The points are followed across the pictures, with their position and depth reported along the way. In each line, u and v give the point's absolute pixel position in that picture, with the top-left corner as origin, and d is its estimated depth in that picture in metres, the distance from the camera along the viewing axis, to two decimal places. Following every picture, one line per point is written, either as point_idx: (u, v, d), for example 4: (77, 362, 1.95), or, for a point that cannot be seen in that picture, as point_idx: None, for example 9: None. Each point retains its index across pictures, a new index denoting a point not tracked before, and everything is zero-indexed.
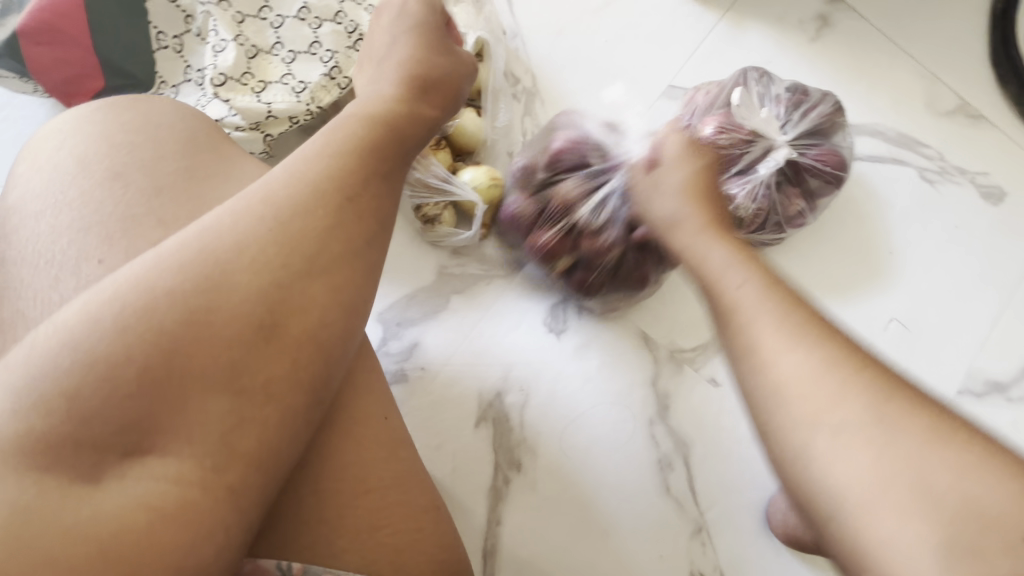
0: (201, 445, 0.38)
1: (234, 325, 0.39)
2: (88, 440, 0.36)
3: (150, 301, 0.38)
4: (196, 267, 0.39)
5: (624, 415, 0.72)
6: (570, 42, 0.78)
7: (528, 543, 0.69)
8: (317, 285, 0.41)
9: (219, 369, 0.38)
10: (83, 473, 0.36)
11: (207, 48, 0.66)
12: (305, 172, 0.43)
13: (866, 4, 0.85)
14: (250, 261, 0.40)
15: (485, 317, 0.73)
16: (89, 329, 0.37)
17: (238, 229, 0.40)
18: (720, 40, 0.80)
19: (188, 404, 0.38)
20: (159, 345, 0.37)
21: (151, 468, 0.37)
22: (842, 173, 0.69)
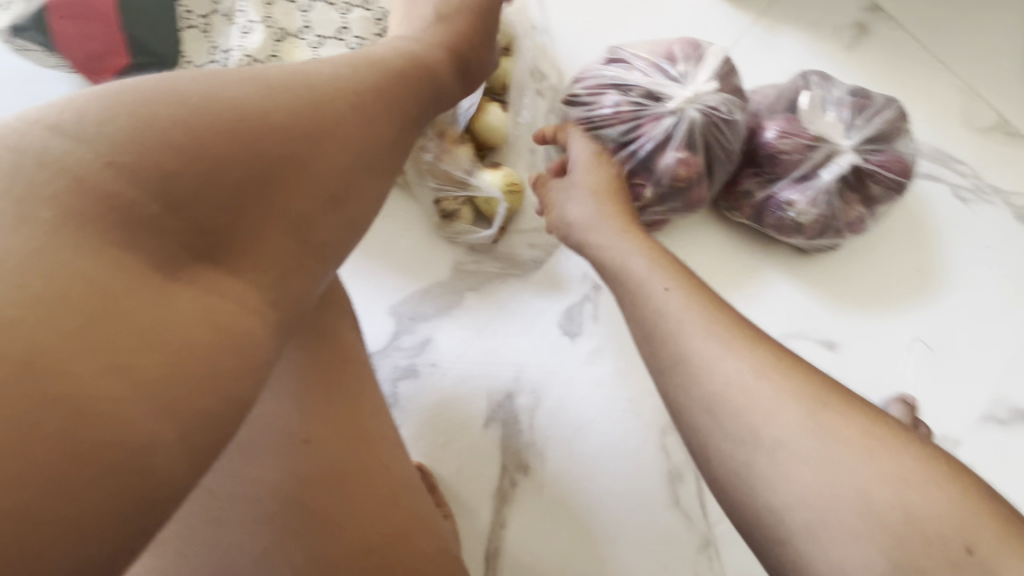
0: (261, 271, 0.38)
1: (314, 177, 0.40)
2: (164, 227, 0.35)
3: (245, 114, 0.38)
4: (298, 107, 0.40)
5: (636, 423, 0.71)
6: (599, 39, 0.76)
7: (531, 548, 0.67)
8: (372, 179, 0.43)
9: (291, 211, 0.39)
10: (151, 261, 0.35)
11: (234, 28, 0.66)
12: (386, 74, 0.46)
13: (905, 14, 0.82)
14: (339, 118, 0.41)
15: (500, 316, 0.72)
16: (174, 115, 0.36)
17: (332, 90, 0.42)
18: (753, 45, 0.78)
19: (259, 232, 0.38)
20: (243, 164, 0.37)
21: (221, 288, 0.37)
22: (906, 181, 0.67)
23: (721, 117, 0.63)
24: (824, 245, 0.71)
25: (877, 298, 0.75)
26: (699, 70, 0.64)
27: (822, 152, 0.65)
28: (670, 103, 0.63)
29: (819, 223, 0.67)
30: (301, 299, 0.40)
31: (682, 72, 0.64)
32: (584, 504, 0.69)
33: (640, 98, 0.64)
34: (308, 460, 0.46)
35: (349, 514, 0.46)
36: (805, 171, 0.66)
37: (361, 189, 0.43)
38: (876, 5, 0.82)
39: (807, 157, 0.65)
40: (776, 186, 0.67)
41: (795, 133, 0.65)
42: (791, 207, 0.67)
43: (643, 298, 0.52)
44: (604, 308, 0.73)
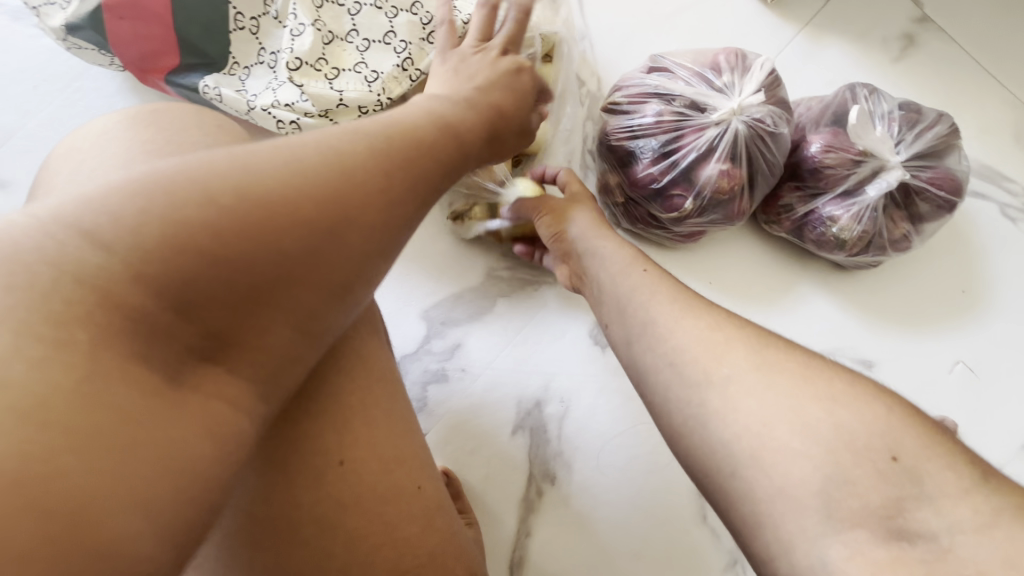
0: (267, 372, 0.37)
1: (330, 275, 0.37)
2: (172, 335, 0.34)
3: (260, 213, 0.35)
4: (317, 201, 0.37)
5: (665, 437, 0.70)
6: (640, 46, 0.75)
7: (556, 559, 0.67)
8: (379, 261, 0.40)
9: (295, 305, 0.37)
10: (157, 369, 0.34)
11: (284, 30, 0.66)
12: (422, 148, 0.42)
13: (957, 26, 0.80)
14: (360, 208, 0.38)
15: (531, 324, 0.71)
16: (186, 213, 0.34)
17: (360, 178, 0.38)
18: (797, 55, 0.77)
19: (270, 331, 0.36)
20: (249, 261, 0.35)
21: (231, 392, 0.36)
22: (956, 199, 0.65)
23: (766, 130, 0.62)
24: (866, 261, 0.69)
25: (918, 319, 0.73)
26: (745, 81, 0.63)
27: (870, 167, 0.63)
28: (714, 115, 0.62)
29: (863, 239, 0.65)
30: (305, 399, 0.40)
31: (727, 84, 0.63)
32: (610, 518, 0.68)
33: (683, 108, 0.63)
34: (339, 482, 0.45)
35: (379, 536, 0.46)
36: (850, 187, 0.64)
37: (377, 278, 0.40)
38: (926, 17, 0.79)
39: (852, 172, 0.64)
40: (818, 202, 0.66)
41: (841, 147, 0.64)
42: (835, 222, 0.65)
43: (661, 332, 0.49)
44: None
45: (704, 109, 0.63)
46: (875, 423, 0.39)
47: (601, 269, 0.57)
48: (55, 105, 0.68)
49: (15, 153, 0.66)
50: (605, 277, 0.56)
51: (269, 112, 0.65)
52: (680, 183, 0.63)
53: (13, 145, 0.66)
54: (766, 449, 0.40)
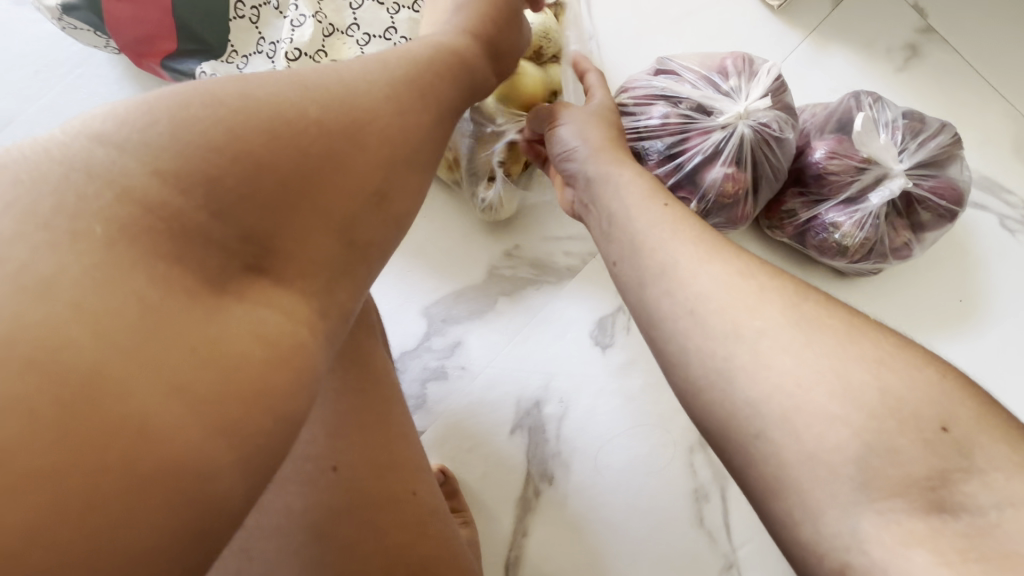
0: (311, 272, 0.36)
1: (357, 175, 0.38)
2: (213, 237, 0.34)
3: (290, 117, 0.36)
4: (339, 104, 0.38)
5: (663, 440, 0.70)
6: (647, 49, 0.75)
7: (552, 560, 0.67)
8: (412, 175, 0.41)
9: (336, 215, 0.37)
10: (207, 280, 0.34)
11: (284, 22, 0.66)
12: (432, 63, 0.44)
13: (961, 38, 0.80)
14: (382, 114, 0.40)
15: (532, 322, 0.71)
16: (221, 122, 0.35)
17: (376, 88, 0.40)
18: (802, 63, 0.77)
19: (307, 237, 0.36)
20: (291, 163, 0.36)
21: (275, 295, 0.35)
22: (958, 208, 0.65)
23: (772, 135, 0.62)
24: (868, 269, 0.69)
25: (915, 327, 0.74)
26: (753, 85, 0.63)
27: (873, 175, 0.63)
28: (721, 118, 0.62)
29: (865, 246, 0.65)
30: (345, 306, 0.38)
31: (734, 88, 0.64)
32: (606, 521, 0.68)
33: (689, 110, 0.63)
34: (336, 487, 0.45)
35: (375, 542, 0.44)
36: (853, 194, 0.65)
37: (408, 182, 0.41)
38: (930, 28, 0.80)
39: (856, 179, 0.64)
40: (821, 208, 0.66)
41: (845, 154, 0.64)
42: (837, 229, 0.65)
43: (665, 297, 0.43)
44: None
45: (711, 113, 0.63)
46: (916, 396, 0.35)
47: (616, 200, 0.53)
48: (55, 91, 0.67)
49: (14, 139, 0.66)
50: (621, 209, 0.51)
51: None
52: (680, 189, 0.63)
53: (13, 132, 0.66)
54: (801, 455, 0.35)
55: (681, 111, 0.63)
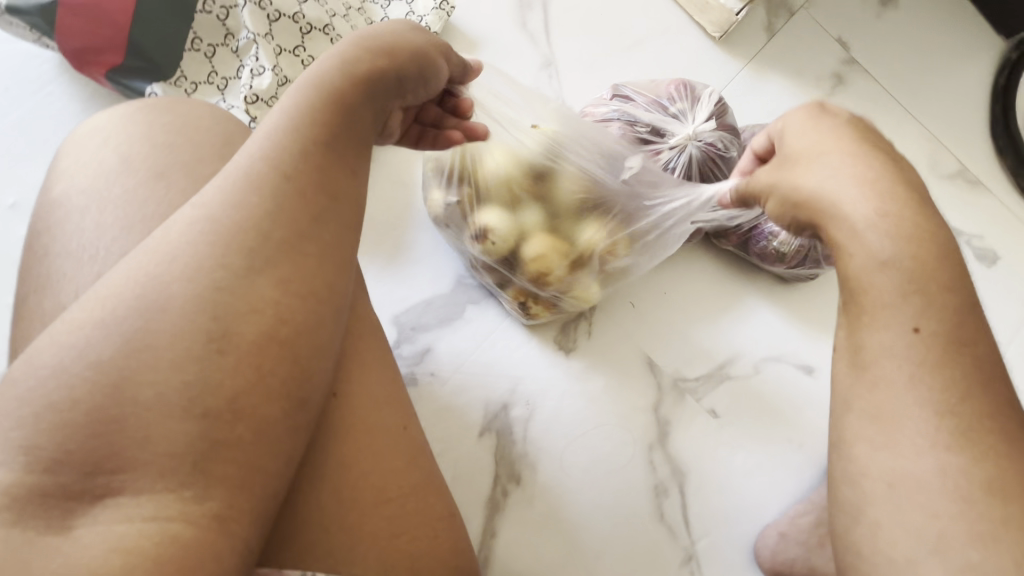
0: (168, 470, 0.36)
1: (175, 342, 0.37)
2: (50, 488, 0.35)
3: (97, 340, 0.36)
4: (145, 289, 0.38)
5: (625, 438, 0.74)
6: (601, 74, 0.81)
7: (520, 557, 0.69)
8: (260, 280, 0.39)
9: (176, 395, 0.36)
10: (53, 521, 0.34)
11: (241, 67, 0.63)
12: (246, 176, 0.41)
13: (879, 68, 0.90)
14: (189, 275, 0.38)
15: (498, 330, 0.74)
16: (48, 363, 0.37)
17: (185, 240, 0.40)
18: (740, 89, 0.85)
19: (150, 435, 0.36)
20: (111, 380, 0.36)
21: (137, 500, 0.35)
22: None
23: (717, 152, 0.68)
24: (807, 274, 0.76)
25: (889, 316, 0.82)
26: (697, 109, 0.69)
27: None
28: (673, 140, 0.68)
29: (800, 253, 0.72)
30: (227, 478, 0.37)
31: (680, 111, 0.70)
32: (572, 518, 0.71)
33: (644, 131, 0.69)
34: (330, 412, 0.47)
35: (365, 463, 0.47)
36: None
37: (250, 306, 0.39)
38: (853, 58, 0.89)
39: None
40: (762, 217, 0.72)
41: None
42: (774, 237, 0.72)
43: None
44: (598, 325, 0.76)
45: (663, 135, 0.69)
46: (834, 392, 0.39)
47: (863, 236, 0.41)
48: (24, 109, 0.67)
49: None
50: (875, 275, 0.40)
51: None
52: None
53: None
54: None
55: (641, 132, 0.69)
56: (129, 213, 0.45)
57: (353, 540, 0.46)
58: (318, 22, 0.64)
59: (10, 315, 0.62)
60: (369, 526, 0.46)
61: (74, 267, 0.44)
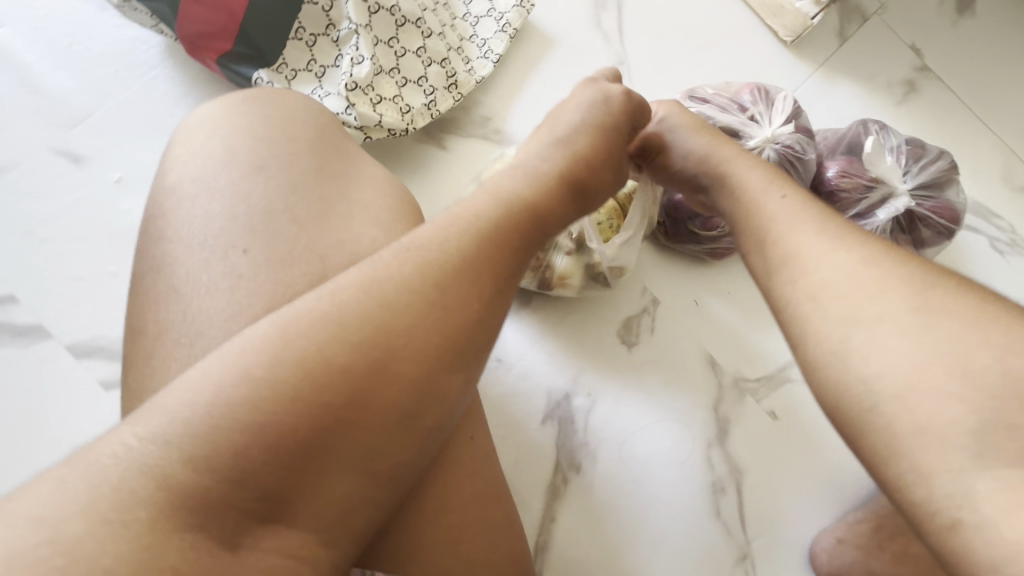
0: (322, 515, 0.40)
1: (379, 411, 0.40)
2: (234, 502, 0.38)
3: (312, 384, 0.39)
4: (362, 345, 0.40)
5: (684, 435, 0.74)
6: (672, 75, 0.82)
7: (578, 545, 0.70)
8: (457, 377, 0.43)
9: (360, 455, 0.40)
10: (225, 537, 0.37)
11: (340, 56, 0.65)
12: (466, 264, 0.45)
13: (953, 76, 0.89)
14: (410, 353, 0.41)
15: (563, 324, 0.76)
16: (248, 387, 0.38)
17: (401, 309, 0.42)
18: (810, 93, 0.85)
19: (326, 482, 0.40)
20: (318, 421, 0.39)
21: (285, 536, 0.39)
22: (955, 227, 0.71)
23: (795, 155, 0.67)
24: None
25: None
26: (773, 112, 0.69)
27: (880, 193, 0.69)
28: (750, 142, 0.67)
29: None
30: (358, 529, 0.42)
31: (757, 113, 0.69)
32: (631, 510, 0.72)
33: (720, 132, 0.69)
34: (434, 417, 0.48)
35: (461, 474, 0.49)
36: (862, 210, 0.70)
37: (440, 396, 0.43)
38: (927, 67, 0.88)
39: (865, 197, 0.70)
40: None
41: (855, 174, 0.70)
42: None
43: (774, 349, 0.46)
44: (661, 321, 0.77)
45: (740, 136, 0.69)
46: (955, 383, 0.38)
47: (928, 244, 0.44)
48: (132, 89, 0.71)
49: (91, 131, 0.70)
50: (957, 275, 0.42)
51: None
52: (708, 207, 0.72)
53: (88, 125, 0.70)
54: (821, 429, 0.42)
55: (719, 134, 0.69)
56: (232, 207, 0.47)
57: (418, 545, 0.47)
58: (411, 15, 0.68)
59: (114, 283, 0.67)
60: (436, 531, 0.47)
61: (184, 252, 0.46)
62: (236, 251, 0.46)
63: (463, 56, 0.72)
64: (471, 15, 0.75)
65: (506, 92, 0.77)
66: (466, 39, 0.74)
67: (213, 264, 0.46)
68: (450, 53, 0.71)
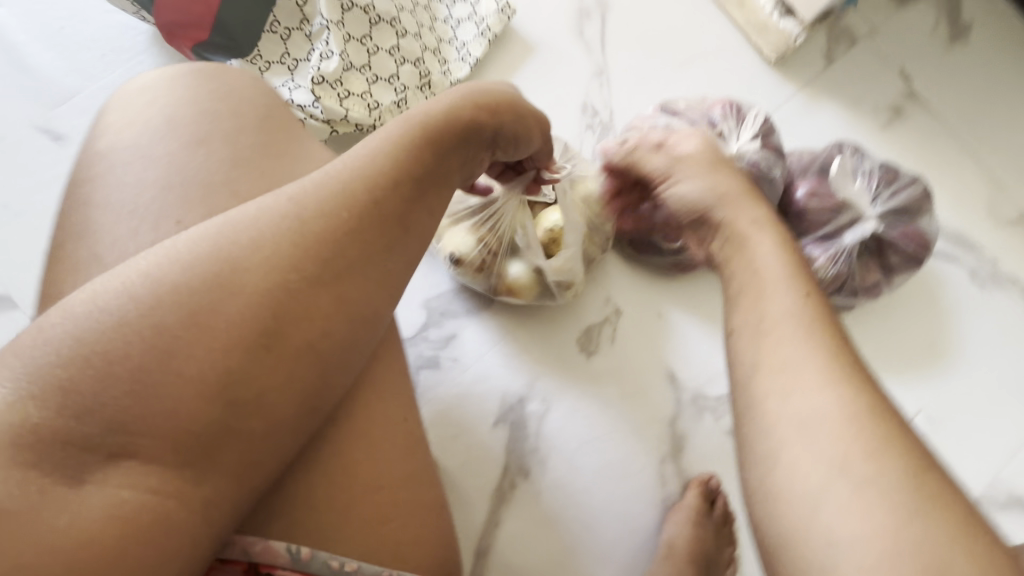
0: (178, 446, 0.38)
1: (233, 330, 0.40)
2: (74, 435, 0.36)
3: (154, 303, 0.39)
4: (211, 263, 0.41)
5: (638, 448, 0.73)
6: (652, 87, 0.82)
7: (521, 551, 0.70)
8: (324, 296, 0.43)
9: (215, 378, 0.39)
10: (69, 473, 0.36)
11: (312, 51, 0.67)
12: (337, 184, 0.45)
13: (942, 104, 0.87)
14: (262, 261, 0.41)
15: (522, 328, 0.76)
16: (99, 312, 0.38)
17: (261, 233, 0.42)
18: (793, 112, 0.84)
19: (180, 406, 0.38)
20: (160, 339, 0.38)
21: (132, 470, 0.37)
22: (925, 254, 0.70)
23: (761, 172, 0.67)
24: (841, 304, 0.73)
25: (908, 363, 0.79)
26: (742, 129, 0.69)
27: (846, 216, 0.69)
28: None
29: (837, 280, 0.69)
30: (227, 466, 0.39)
31: (726, 130, 0.69)
32: (577, 520, 0.71)
33: None
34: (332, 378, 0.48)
35: (362, 425, 0.48)
36: (829, 231, 0.70)
37: (303, 316, 0.42)
38: (916, 93, 0.87)
39: (833, 218, 0.69)
40: (802, 242, 0.71)
41: (824, 194, 0.70)
42: (811, 262, 0.70)
43: None
44: (622, 332, 0.77)
45: None
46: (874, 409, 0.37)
47: None
48: (117, 74, 0.73)
49: (75, 113, 0.72)
50: None
51: None
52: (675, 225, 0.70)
53: (73, 106, 0.72)
54: (740, 448, 0.41)
55: None
56: (165, 178, 0.48)
57: (317, 508, 0.45)
58: (386, 14, 0.69)
59: None
60: (351, 514, 0.45)
61: (111, 223, 0.47)
62: (170, 222, 0.47)
63: (439, 57, 0.73)
64: (452, 18, 0.76)
65: None
66: (445, 41, 0.75)
67: (141, 233, 0.46)
68: (424, 53, 0.71)
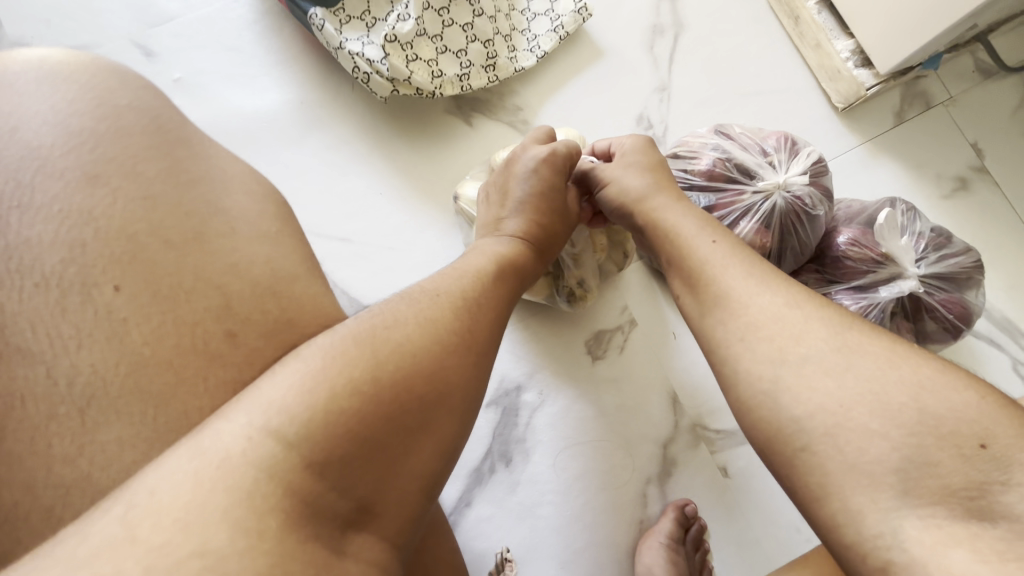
0: (402, 526, 0.39)
1: (447, 427, 0.41)
2: (334, 510, 0.36)
3: (396, 393, 0.38)
4: (434, 367, 0.41)
5: (625, 464, 0.72)
6: (711, 110, 0.82)
7: (484, 537, 0.69)
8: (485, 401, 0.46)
9: (428, 468, 0.40)
10: (330, 543, 0.35)
11: (391, 12, 0.72)
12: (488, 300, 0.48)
13: (1013, 184, 0.83)
14: (467, 372, 0.43)
15: (534, 318, 0.76)
16: (295, 414, 0.36)
17: (451, 342, 0.43)
18: (851, 163, 0.83)
19: (400, 488, 0.38)
20: (395, 429, 0.38)
21: (367, 542, 0.37)
22: (963, 327, 0.67)
23: (804, 208, 0.66)
24: None
25: None
26: (793, 163, 0.68)
27: (888, 270, 0.66)
28: (760, 183, 0.66)
29: None
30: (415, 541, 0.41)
31: (776, 161, 0.68)
32: (548, 522, 0.69)
33: (734, 168, 0.68)
34: None
35: None
36: (864, 283, 0.67)
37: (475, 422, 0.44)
38: (986, 168, 0.84)
39: (871, 270, 0.67)
40: (833, 289, 0.69)
41: (866, 245, 0.67)
42: None
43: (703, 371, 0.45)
44: (632, 344, 0.76)
45: (753, 177, 0.68)
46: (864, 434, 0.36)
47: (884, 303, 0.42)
48: (213, 7, 0.79)
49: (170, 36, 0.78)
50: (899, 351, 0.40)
51: (351, 57, 0.71)
52: None
53: (168, 29, 0.78)
54: None
55: (734, 171, 0.68)
56: (69, 228, 0.41)
57: None
58: None
59: None
60: None
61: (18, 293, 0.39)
62: (105, 287, 0.40)
63: (509, 44, 0.77)
64: (530, 11, 0.79)
65: (542, 86, 0.79)
66: (518, 31, 0.78)
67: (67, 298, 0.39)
68: (496, 36, 0.76)
